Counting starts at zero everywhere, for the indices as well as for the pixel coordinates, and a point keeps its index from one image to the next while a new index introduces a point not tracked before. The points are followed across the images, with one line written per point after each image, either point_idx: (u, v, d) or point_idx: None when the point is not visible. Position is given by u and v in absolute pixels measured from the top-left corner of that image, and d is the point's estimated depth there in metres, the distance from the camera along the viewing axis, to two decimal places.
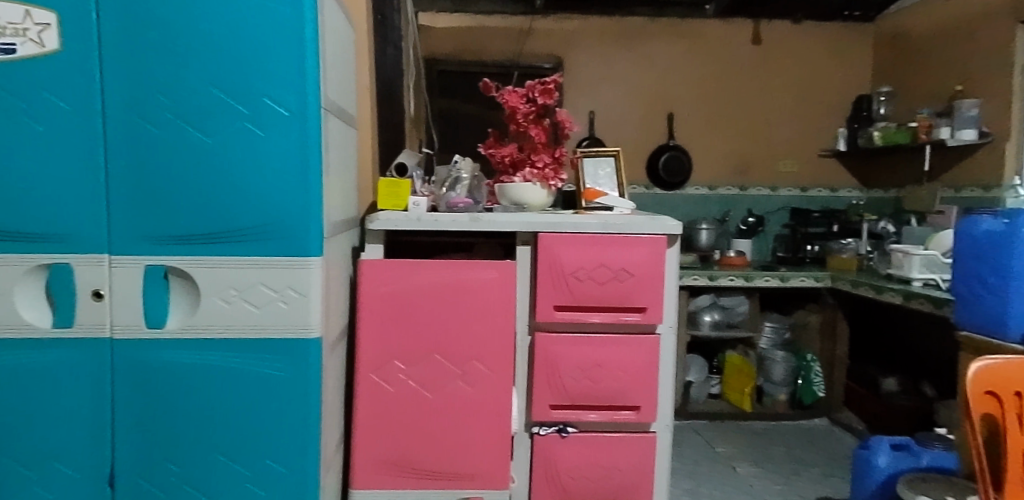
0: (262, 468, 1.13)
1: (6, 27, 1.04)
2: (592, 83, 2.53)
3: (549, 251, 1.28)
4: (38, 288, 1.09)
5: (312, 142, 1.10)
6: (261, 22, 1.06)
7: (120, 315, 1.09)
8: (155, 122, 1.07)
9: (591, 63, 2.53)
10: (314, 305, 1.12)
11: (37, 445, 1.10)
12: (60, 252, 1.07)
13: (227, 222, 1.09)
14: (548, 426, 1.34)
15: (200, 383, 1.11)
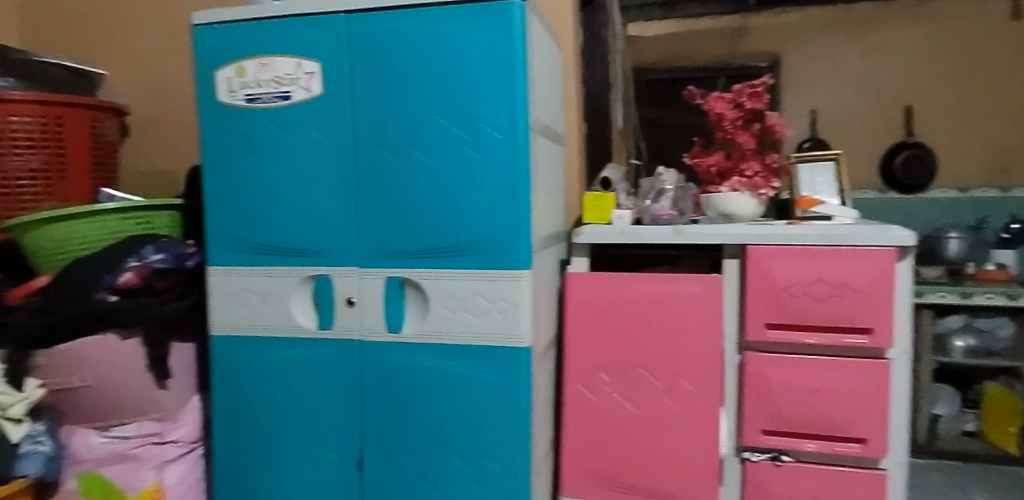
0: (480, 467, 1.22)
1: (283, 78, 1.25)
2: (814, 78, 1.84)
3: (760, 266, 1.22)
4: (306, 295, 1.30)
5: (522, 161, 1.17)
6: (478, 53, 1.16)
7: (367, 320, 1.26)
8: (393, 150, 1.21)
9: (813, 62, 1.83)
10: (524, 315, 1.19)
11: (303, 429, 1.30)
12: (322, 265, 1.27)
13: (451, 238, 1.20)
14: (760, 452, 1.27)
15: (429, 383, 1.23)
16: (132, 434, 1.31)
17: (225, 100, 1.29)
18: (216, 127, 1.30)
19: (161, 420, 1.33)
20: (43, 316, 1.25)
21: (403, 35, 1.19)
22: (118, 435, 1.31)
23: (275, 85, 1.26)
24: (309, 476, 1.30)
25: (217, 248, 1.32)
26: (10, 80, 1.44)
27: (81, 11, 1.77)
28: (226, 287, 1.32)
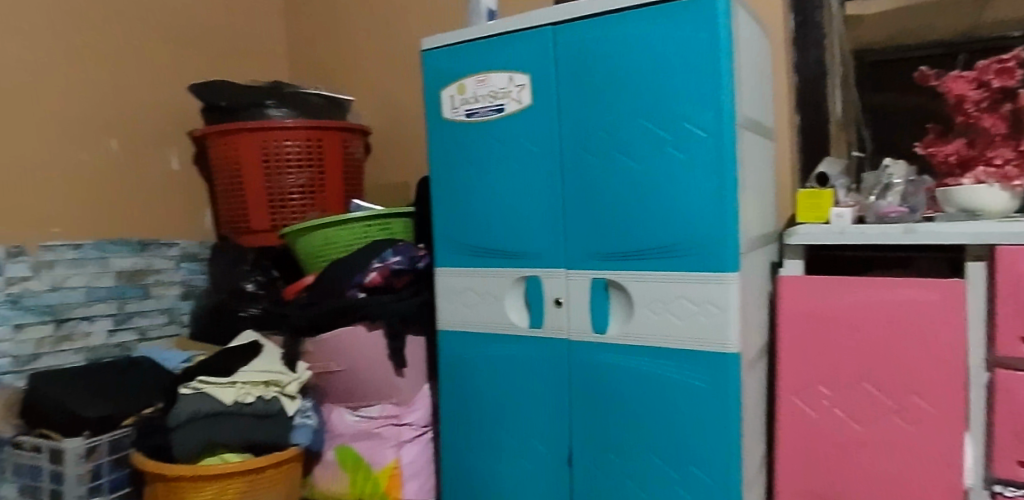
0: (688, 473, 1.22)
1: (498, 92, 1.35)
2: None
3: (1015, 270, 1.05)
4: (519, 295, 1.40)
5: (729, 160, 1.14)
6: (681, 52, 1.15)
7: (575, 320, 1.31)
8: (598, 155, 1.25)
9: None
10: (732, 320, 1.15)
11: (517, 420, 1.40)
12: (533, 267, 1.35)
13: (655, 241, 1.21)
14: (1014, 487, 1.12)
15: (634, 384, 1.25)
16: (376, 415, 1.51)
17: (449, 116, 1.43)
18: (442, 141, 1.44)
19: (399, 404, 1.52)
20: (311, 309, 1.49)
21: (606, 42, 1.22)
22: (365, 415, 1.52)
23: (491, 99, 1.36)
24: (523, 465, 1.39)
25: (442, 251, 1.47)
26: (284, 110, 1.71)
27: (334, 46, 2.05)
28: (450, 287, 1.47)
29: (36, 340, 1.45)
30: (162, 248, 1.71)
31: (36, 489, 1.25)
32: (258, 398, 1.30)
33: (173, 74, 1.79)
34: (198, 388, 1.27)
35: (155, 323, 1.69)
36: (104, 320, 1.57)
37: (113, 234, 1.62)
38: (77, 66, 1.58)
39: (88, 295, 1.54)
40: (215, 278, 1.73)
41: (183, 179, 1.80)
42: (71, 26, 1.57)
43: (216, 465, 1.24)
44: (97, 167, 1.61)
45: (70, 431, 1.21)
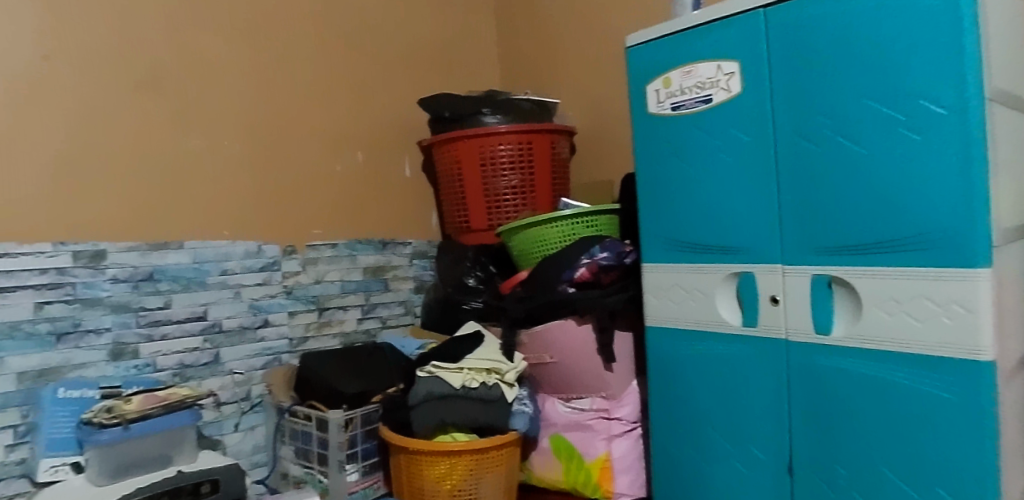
0: (930, 494, 1.09)
1: (705, 82, 1.32)
2: None
3: None
4: (731, 293, 1.36)
5: (975, 138, 1.00)
6: (914, 22, 1.04)
7: (793, 319, 1.25)
8: (817, 141, 1.18)
9: None
10: (984, 323, 1.02)
11: (731, 421, 1.36)
12: (746, 262, 1.30)
13: (886, 232, 1.10)
14: None
15: (863, 391, 1.16)
16: (587, 407, 1.57)
17: (654, 111, 1.43)
18: (647, 137, 1.45)
19: (608, 399, 1.57)
20: (528, 302, 1.57)
21: (825, 19, 1.14)
22: (577, 407, 1.59)
23: (698, 90, 1.34)
24: (738, 468, 1.35)
25: (651, 246, 1.47)
26: (498, 117, 1.83)
27: (541, 50, 2.14)
28: (658, 283, 1.47)
29: (305, 324, 1.70)
30: (398, 246, 1.92)
31: (307, 453, 1.46)
32: (481, 384, 1.42)
33: (407, 90, 1.98)
34: (432, 372, 1.43)
35: (394, 313, 1.92)
36: (355, 310, 1.82)
37: (362, 235, 1.84)
38: (335, 90, 1.81)
39: (342, 287, 1.78)
40: (443, 272, 1.89)
41: (416, 184, 1.97)
42: (329, 55, 1.81)
43: (448, 442, 1.38)
44: (353, 176, 1.83)
45: (331, 404, 1.43)
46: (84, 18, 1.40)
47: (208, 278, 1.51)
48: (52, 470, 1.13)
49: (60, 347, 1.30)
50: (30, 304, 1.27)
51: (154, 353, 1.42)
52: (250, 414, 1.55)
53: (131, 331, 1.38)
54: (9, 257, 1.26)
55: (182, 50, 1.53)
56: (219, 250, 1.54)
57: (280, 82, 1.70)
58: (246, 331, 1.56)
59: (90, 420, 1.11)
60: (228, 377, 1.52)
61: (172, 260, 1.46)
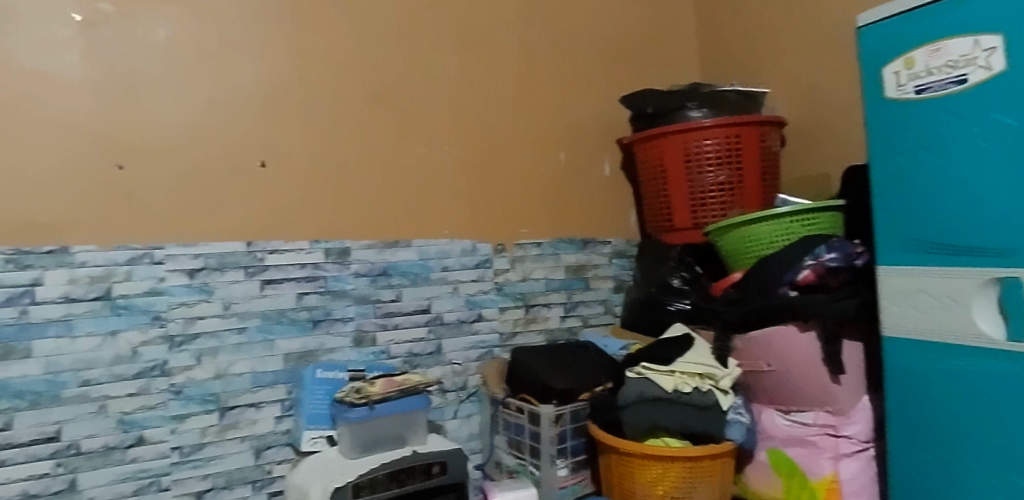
0: None
1: (958, 60, 1.16)
2: None
3: None
4: (993, 301, 1.17)
5: None
6: None
7: None
8: None
9: None
10: None
11: (994, 449, 1.18)
12: (1015, 267, 1.12)
13: None
14: None
15: None
16: (811, 422, 1.45)
17: (893, 95, 1.27)
18: (883, 125, 1.30)
19: (835, 414, 1.43)
20: (742, 305, 1.49)
21: None
22: (798, 421, 1.46)
23: (950, 70, 1.17)
24: None
25: (889, 246, 1.32)
26: (704, 111, 1.76)
27: (750, 33, 1.99)
28: (898, 288, 1.31)
29: (514, 320, 1.74)
30: (599, 245, 1.91)
31: (520, 445, 1.51)
32: (695, 389, 1.36)
33: (611, 86, 1.96)
34: (642, 374, 1.40)
35: (594, 312, 1.92)
36: (558, 308, 1.83)
37: (567, 234, 1.85)
38: (542, 90, 1.81)
39: (547, 285, 1.80)
40: (647, 271, 1.86)
41: (616, 182, 1.95)
42: (539, 55, 1.81)
43: (661, 446, 1.34)
44: (557, 175, 1.83)
45: (543, 399, 1.46)
46: (335, 21, 1.46)
47: (432, 274, 1.59)
48: (312, 442, 1.28)
49: (316, 332, 1.41)
50: (294, 294, 1.38)
51: (388, 341, 1.52)
52: (467, 403, 1.64)
53: (369, 321, 1.49)
54: (277, 253, 1.37)
55: (416, 50, 1.57)
56: (440, 248, 1.60)
57: (495, 85, 1.71)
58: (462, 324, 1.64)
59: (344, 398, 1.24)
60: (448, 367, 1.61)
61: (402, 256, 1.54)
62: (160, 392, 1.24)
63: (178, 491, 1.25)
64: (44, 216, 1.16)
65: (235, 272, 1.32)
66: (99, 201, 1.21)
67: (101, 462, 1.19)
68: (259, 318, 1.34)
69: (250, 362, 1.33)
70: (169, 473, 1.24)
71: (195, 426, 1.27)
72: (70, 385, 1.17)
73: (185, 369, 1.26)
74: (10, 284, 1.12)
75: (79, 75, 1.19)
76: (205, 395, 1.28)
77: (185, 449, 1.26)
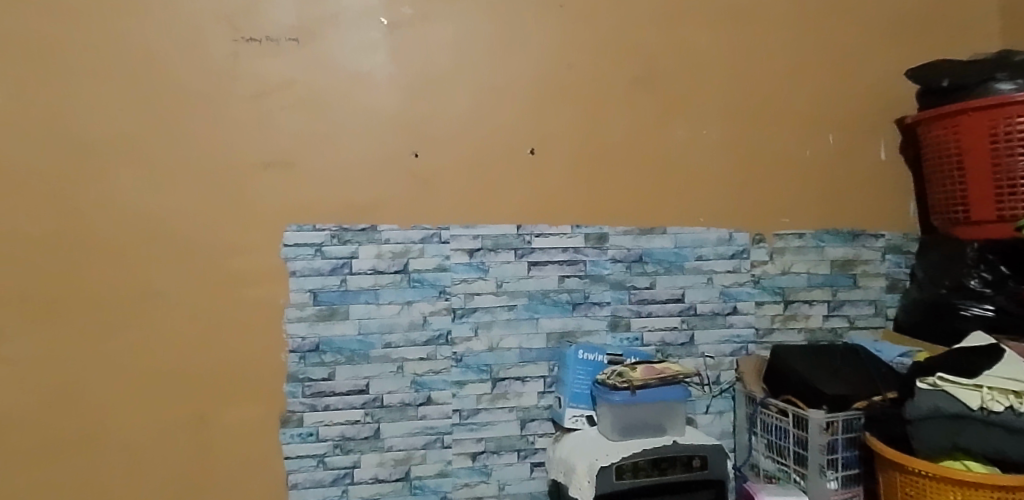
0: None
1: None
2: None
3: None
4: None
5: None
6: None
7: None
8: None
9: None
10: None
11: None
12: None
13: None
14: None
15: None
16: None
17: None
18: None
19: None
20: None
21: None
22: None
23: None
24: None
25: None
26: (1018, 82, 1.43)
27: None
28: None
29: (772, 315, 1.63)
30: (870, 239, 1.71)
31: (782, 449, 1.42)
32: (1008, 409, 1.14)
33: (896, 56, 1.71)
34: (937, 386, 1.21)
35: (864, 313, 1.72)
36: (822, 306, 1.68)
37: (836, 224, 1.68)
38: (816, 66, 1.64)
39: (809, 280, 1.66)
40: (935, 269, 1.62)
41: (897, 167, 1.72)
42: (812, 25, 1.64)
43: (963, 470, 1.16)
44: (829, 161, 1.66)
45: (812, 403, 1.35)
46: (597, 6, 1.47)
47: (687, 263, 1.55)
48: (574, 419, 1.32)
49: (575, 314, 1.46)
50: (556, 276, 1.44)
51: (642, 328, 1.52)
52: (720, 399, 1.57)
53: (624, 306, 1.50)
54: (543, 237, 1.43)
55: (676, 31, 1.53)
56: (697, 236, 1.55)
57: (761, 63, 1.60)
58: (717, 316, 1.58)
59: (605, 381, 1.26)
60: (701, 360, 1.57)
61: (658, 243, 1.52)
62: (445, 359, 1.37)
63: (458, 449, 1.38)
64: (360, 199, 1.34)
65: (506, 253, 1.41)
66: (400, 184, 1.36)
67: (398, 415, 1.35)
68: (526, 297, 1.42)
69: (519, 338, 1.41)
70: (450, 433, 1.37)
71: (471, 393, 1.38)
72: (376, 346, 1.34)
73: (465, 339, 1.38)
74: (333, 256, 1.32)
75: (385, 73, 1.34)
76: (480, 365, 1.39)
77: (464, 413, 1.38)
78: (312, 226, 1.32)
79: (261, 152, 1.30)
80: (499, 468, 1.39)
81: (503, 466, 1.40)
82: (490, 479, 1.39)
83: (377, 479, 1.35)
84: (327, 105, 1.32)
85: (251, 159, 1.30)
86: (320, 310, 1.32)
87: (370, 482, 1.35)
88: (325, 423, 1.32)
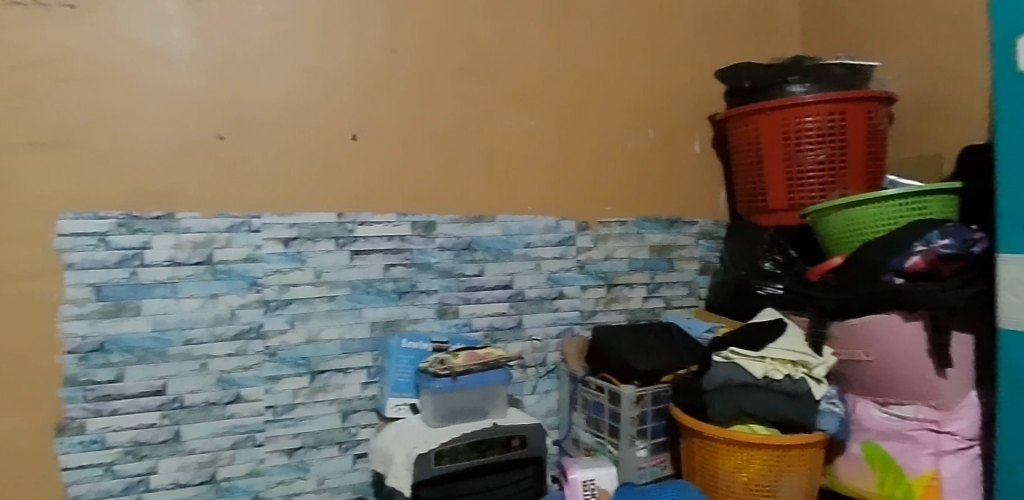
0: None
1: None
2: None
3: None
4: None
5: None
6: None
7: None
8: None
9: None
10: None
11: None
12: None
13: None
14: None
15: None
16: (910, 416, 1.33)
17: None
18: (1016, 104, 1.09)
19: (938, 409, 1.30)
20: (841, 292, 1.38)
21: None
22: (897, 414, 1.34)
23: None
24: None
25: (1009, 230, 1.12)
26: (806, 85, 1.60)
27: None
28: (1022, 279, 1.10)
29: (596, 298, 1.72)
30: (685, 225, 1.84)
31: (599, 423, 1.50)
32: (786, 376, 1.29)
33: (707, 58, 1.85)
34: (729, 359, 1.34)
35: (678, 294, 1.86)
36: (641, 288, 1.79)
37: (653, 213, 1.79)
38: (634, 63, 1.74)
39: (631, 265, 1.76)
40: (736, 253, 1.77)
41: (708, 160, 1.86)
42: (630, 24, 1.73)
43: (749, 433, 1.30)
44: (645, 152, 1.76)
45: (625, 379, 1.44)
46: None
47: (514, 250, 1.58)
48: (396, 409, 1.32)
49: (401, 303, 1.45)
50: (381, 265, 1.42)
51: (471, 314, 1.54)
52: (546, 379, 1.64)
53: (452, 294, 1.51)
54: (366, 225, 1.41)
55: (502, 22, 1.55)
56: (524, 224, 1.59)
57: (584, 57, 1.66)
58: (544, 301, 1.64)
59: (427, 369, 1.27)
60: (528, 343, 1.62)
61: (486, 232, 1.54)
62: (257, 354, 1.31)
63: (271, 447, 1.32)
64: (155, 185, 1.24)
65: (326, 242, 1.37)
66: (204, 169, 1.27)
67: (202, 415, 1.27)
68: (348, 287, 1.39)
69: (340, 328, 1.38)
70: (263, 430, 1.32)
71: (287, 387, 1.33)
72: (175, 343, 1.25)
73: (279, 332, 1.33)
74: (121, 247, 1.21)
75: (184, 49, 1.25)
76: (297, 358, 1.34)
77: (278, 408, 1.33)
78: (94, 213, 1.20)
79: (32, 130, 1.16)
80: (318, 462, 1.36)
81: (322, 461, 1.36)
82: (308, 475, 1.36)
83: (177, 484, 1.26)
84: (115, 81, 1.21)
85: (17, 137, 1.15)
86: (106, 306, 1.21)
87: (169, 488, 1.26)
88: (113, 428, 1.21)
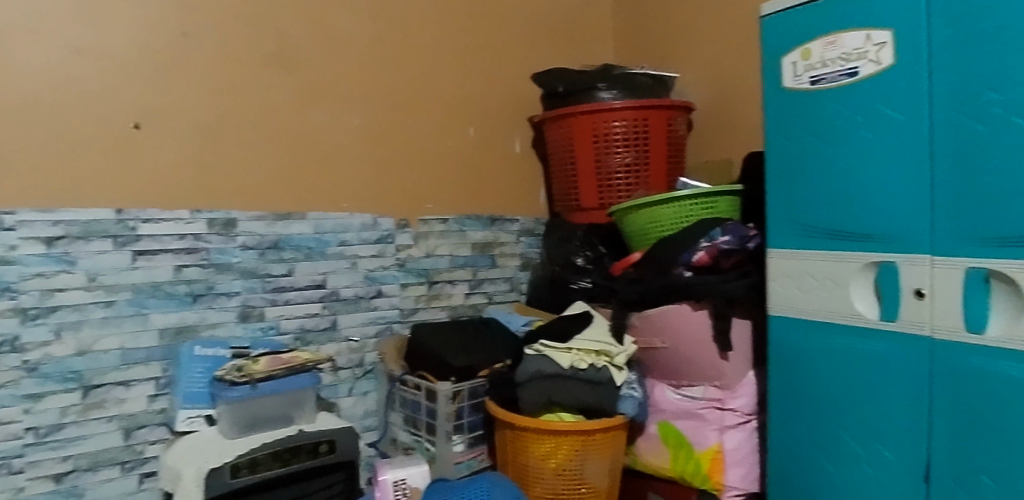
0: None
1: (851, 54, 1.10)
2: None
3: None
4: (869, 283, 1.14)
5: None
6: None
7: (942, 317, 1.02)
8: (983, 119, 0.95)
9: None
10: None
11: (844, 425, 1.17)
12: (890, 252, 1.08)
13: None
14: None
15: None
16: (699, 396, 1.45)
17: (790, 85, 1.20)
18: (779, 114, 1.23)
19: (722, 388, 1.44)
20: (640, 285, 1.49)
21: None
22: (688, 395, 1.47)
23: (842, 63, 1.11)
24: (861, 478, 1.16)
25: (774, 226, 1.26)
26: (614, 92, 1.71)
27: (665, 11, 1.95)
28: (785, 270, 1.25)
29: (416, 296, 1.70)
30: (505, 223, 1.88)
31: (416, 421, 1.49)
32: (590, 365, 1.38)
33: (524, 61, 1.91)
34: (540, 351, 1.40)
35: (499, 289, 1.90)
36: (463, 285, 1.80)
37: (472, 210, 1.81)
38: (451, 61, 1.75)
39: (451, 262, 1.76)
40: (551, 249, 1.84)
41: (528, 160, 1.92)
42: (446, 22, 1.74)
43: (556, 421, 1.36)
44: (463, 150, 1.78)
45: (441, 375, 1.45)
46: None
47: (328, 249, 1.53)
48: (189, 421, 1.24)
49: (196, 306, 1.34)
50: (171, 267, 1.31)
51: (278, 316, 1.46)
52: (363, 380, 1.60)
53: (257, 295, 1.42)
54: (152, 222, 1.29)
55: (311, 11, 1.49)
56: (338, 222, 1.54)
57: (399, 51, 1.64)
58: (360, 300, 1.59)
59: (224, 377, 1.19)
60: (344, 344, 1.57)
61: (295, 229, 1.47)
62: (11, 369, 1.15)
63: (32, 474, 1.17)
64: None
65: (102, 242, 1.23)
66: None
67: None
68: (131, 291, 1.26)
69: (120, 337, 1.25)
70: (21, 456, 1.16)
71: (52, 406, 1.18)
72: None
73: (41, 344, 1.17)
74: None
75: None
76: (65, 372, 1.19)
77: (41, 430, 1.17)
78: None
79: None
80: (94, 486, 1.23)
81: (99, 483, 1.23)
82: None
83: None
84: None
85: None
86: None
87: None
88: None
